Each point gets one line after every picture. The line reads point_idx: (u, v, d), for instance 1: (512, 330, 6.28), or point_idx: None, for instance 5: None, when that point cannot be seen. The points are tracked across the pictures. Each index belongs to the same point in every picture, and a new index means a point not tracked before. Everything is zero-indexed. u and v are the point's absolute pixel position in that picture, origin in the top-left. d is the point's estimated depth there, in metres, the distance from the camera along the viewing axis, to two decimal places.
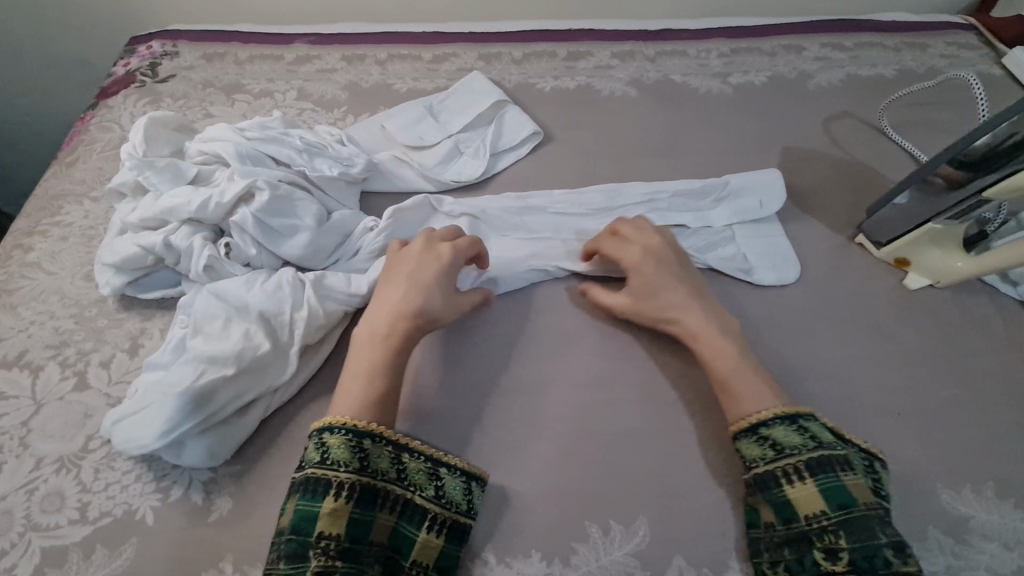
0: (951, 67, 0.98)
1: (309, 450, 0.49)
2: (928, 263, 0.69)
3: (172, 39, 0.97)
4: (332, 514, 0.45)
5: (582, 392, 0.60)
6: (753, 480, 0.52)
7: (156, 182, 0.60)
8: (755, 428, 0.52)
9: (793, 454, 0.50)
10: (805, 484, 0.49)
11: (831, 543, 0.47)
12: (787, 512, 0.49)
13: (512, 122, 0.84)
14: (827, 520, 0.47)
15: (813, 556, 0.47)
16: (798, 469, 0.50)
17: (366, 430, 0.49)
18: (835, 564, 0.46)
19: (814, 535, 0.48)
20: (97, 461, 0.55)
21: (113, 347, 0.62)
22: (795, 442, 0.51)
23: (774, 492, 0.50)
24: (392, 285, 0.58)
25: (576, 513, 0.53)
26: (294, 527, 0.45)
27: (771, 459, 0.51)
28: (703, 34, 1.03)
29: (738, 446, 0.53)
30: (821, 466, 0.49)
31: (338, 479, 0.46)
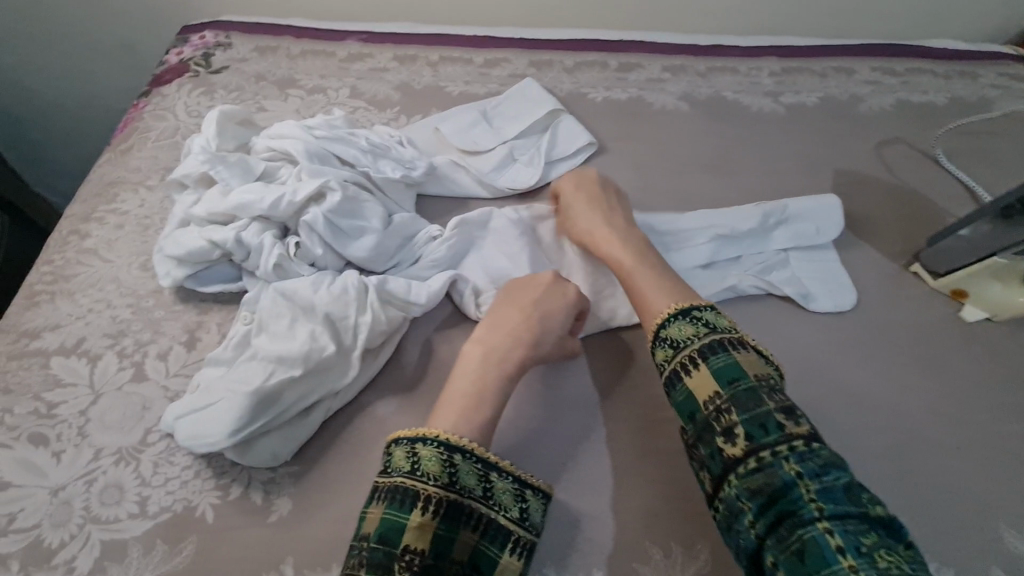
0: (1002, 98, 0.98)
1: (398, 457, 0.47)
2: (989, 297, 0.69)
3: (225, 30, 0.97)
4: (419, 528, 0.43)
5: (641, 411, 0.60)
6: (665, 384, 0.50)
7: (226, 176, 0.60)
8: (658, 331, 0.52)
9: (688, 344, 0.49)
10: (699, 369, 0.47)
11: (726, 422, 0.44)
12: (688, 405, 0.47)
13: (566, 132, 0.84)
14: (720, 400, 0.45)
15: (717, 445, 0.44)
16: (693, 357, 0.48)
17: (458, 445, 0.47)
18: (733, 444, 0.43)
19: (711, 419, 0.45)
20: (156, 455, 0.55)
21: (170, 339, 0.62)
22: (686, 333, 0.50)
23: (678, 388, 0.48)
24: (515, 308, 0.59)
25: (638, 534, 0.53)
26: (379, 536, 0.43)
27: (673, 356, 0.49)
28: (754, 52, 1.02)
29: (652, 353, 0.52)
30: (714, 349, 0.48)
31: (426, 492, 0.44)
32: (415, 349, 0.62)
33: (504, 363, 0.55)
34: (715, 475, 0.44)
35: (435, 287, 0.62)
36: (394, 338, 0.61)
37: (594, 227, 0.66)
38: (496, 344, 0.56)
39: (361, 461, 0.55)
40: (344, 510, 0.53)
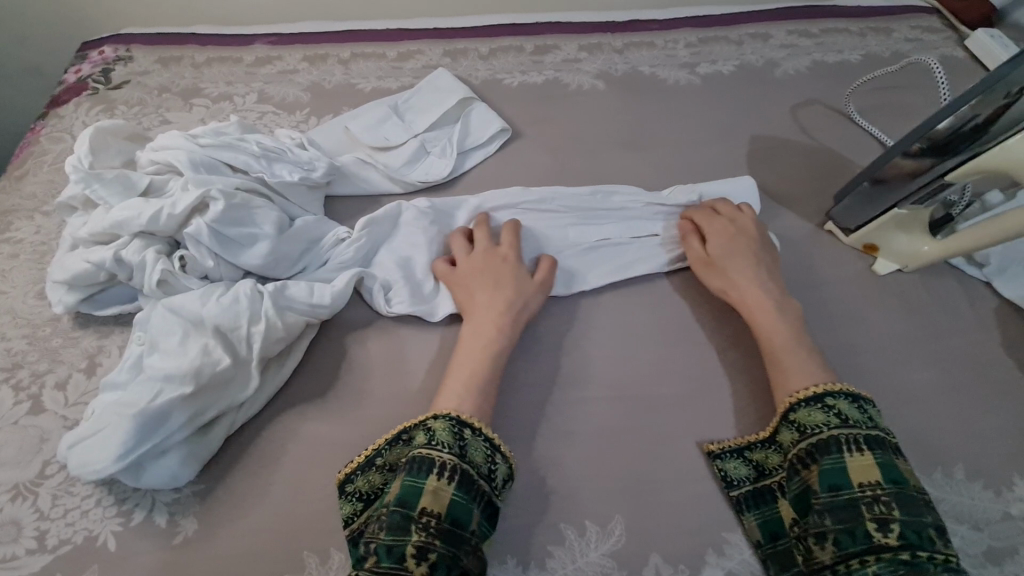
0: (915, 51, 0.98)
1: (415, 435, 0.51)
2: (896, 248, 0.69)
3: (125, 43, 0.94)
4: (435, 492, 0.46)
5: (552, 392, 0.60)
6: (811, 447, 0.51)
7: (104, 194, 0.58)
8: (821, 397, 0.54)
9: (856, 427, 0.51)
10: (865, 455, 0.50)
11: (883, 514, 0.47)
12: (841, 480, 0.49)
13: (478, 120, 0.82)
14: (882, 491, 0.48)
15: (866, 528, 0.46)
16: (859, 440, 0.50)
17: (468, 422, 0.51)
18: (887, 536, 0.46)
19: (864, 503, 0.47)
20: (55, 488, 0.53)
21: (69, 367, 0.60)
22: (857, 416, 0.52)
23: (834, 457, 0.50)
24: (495, 287, 0.62)
25: (552, 516, 0.54)
26: (399, 500, 0.46)
27: (835, 427, 0.51)
28: (671, 24, 1.02)
29: (801, 414, 0.54)
30: (878, 442, 0.50)
31: (441, 460, 0.48)
32: (324, 352, 0.61)
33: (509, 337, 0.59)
34: (847, 551, 0.46)
35: (339, 286, 0.60)
36: (299, 344, 0.60)
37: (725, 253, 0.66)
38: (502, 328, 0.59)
39: (270, 472, 0.54)
40: (252, 523, 0.52)
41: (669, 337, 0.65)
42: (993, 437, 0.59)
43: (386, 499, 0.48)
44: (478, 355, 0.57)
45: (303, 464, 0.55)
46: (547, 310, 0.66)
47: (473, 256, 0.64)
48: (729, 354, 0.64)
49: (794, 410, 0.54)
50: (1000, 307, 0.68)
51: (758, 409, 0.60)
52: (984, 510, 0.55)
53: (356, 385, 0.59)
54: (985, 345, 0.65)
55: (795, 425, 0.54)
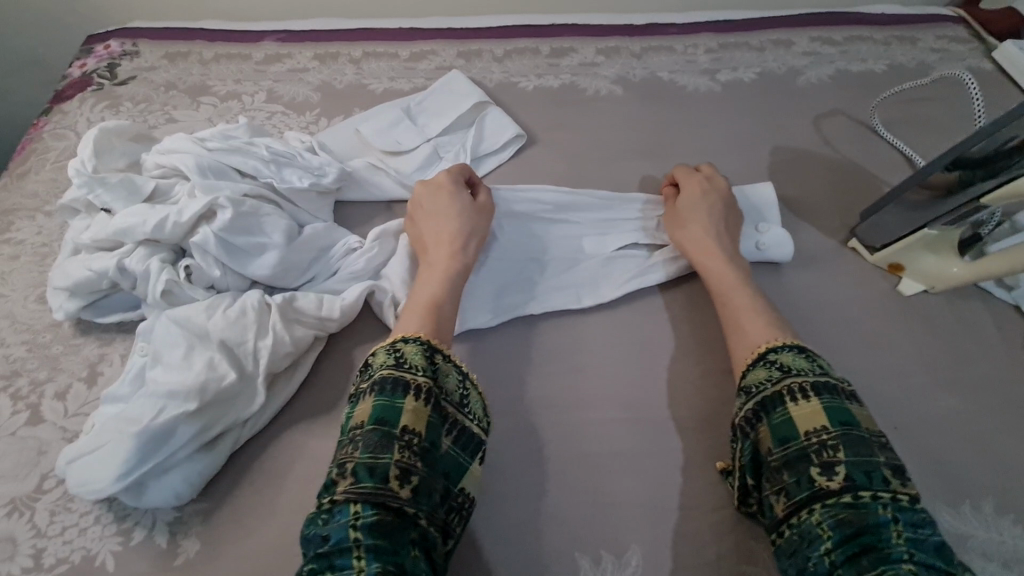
0: (941, 62, 0.96)
1: (379, 357, 0.49)
2: (923, 269, 0.67)
3: (131, 37, 0.92)
4: (415, 413, 0.46)
5: (565, 413, 0.58)
6: (758, 404, 0.49)
7: (108, 199, 0.56)
8: (764, 354, 0.52)
9: (800, 374, 0.49)
10: (809, 401, 0.47)
11: (828, 458, 0.44)
12: (787, 431, 0.47)
13: (493, 125, 0.80)
14: (827, 435, 0.45)
15: (810, 474, 0.44)
16: (804, 388, 0.48)
17: (439, 348, 0.51)
18: (831, 479, 0.43)
19: (811, 450, 0.45)
20: (53, 503, 0.51)
21: (69, 376, 0.58)
22: (802, 365, 0.50)
23: (779, 410, 0.48)
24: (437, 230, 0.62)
25: (567, 544, 0.52)
26: (376, 419, 0.45)
27: (777, 380, 0.50)
28: (691, 28, 0.99)
29: (748, 374, 0.52)
30: (827, 388, 0.48)
31: (415, 382, 0.47)
32: (333, 366, 0.59)
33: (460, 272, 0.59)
34: (795, 500, 0.44)
35: (350, 299, 0.58)
36: (307, 358, 0.58)
37: (701, 245, 0.64)
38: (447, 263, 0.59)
39: (275, 491, 0.52)
40: (255, 545, 0.50)
41: (688, 357, 0.62)
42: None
43: (360, 418, 0.46)
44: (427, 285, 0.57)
45: (310, 484, 0.53)
46: (564, 326, 0.64)
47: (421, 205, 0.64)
48: None
49: (743, 373, 0.53)
50: None
51: None
52: (1014, 546, 0.53)
53: None
54: (1014, 371, 0.63)
55: (742, 388, 0.52)
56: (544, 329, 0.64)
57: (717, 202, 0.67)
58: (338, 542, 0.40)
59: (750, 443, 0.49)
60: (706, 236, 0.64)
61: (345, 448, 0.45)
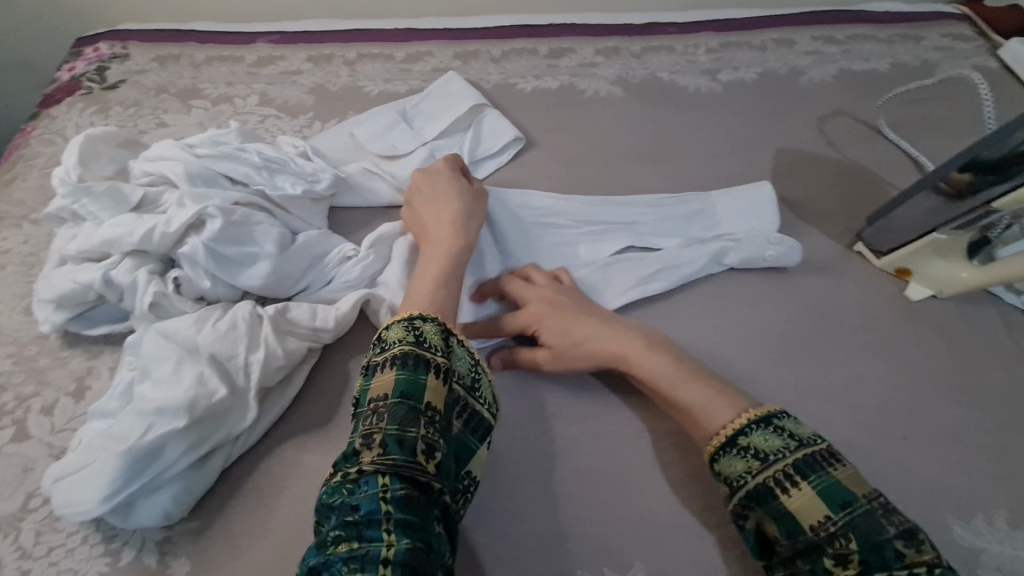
0: (946, 61, 0.94)
1: (396, 332, 0.48)
2: (931, 274, 0.66)
3: (121, 40, 0.90)
4: (437, 390, 0.45)
5: (566, 426, 0.57)
6: (748, 499, 0.45)
7: (94, 209, 0.54)
8: (733, 440, 0.47)
9: (779, 459, 0.45)
10: (800, 488, 0.43)
11: (841, 549, 0.40)
12: (789, 525, 0.42)
13: (490, 128, 0.79)
14: (834, 525, 0.41)
15: (825, 566, 0.40)
16: (789, 473, 0.44)
17: (457, 333, 0.50)
18: (849, 571, 0.39)
19: (820, 544, 0.41)
20: (39, 523, 0.50)
21: (57, 390, 0.56)
22: (776, 446, 0.45)
23: (771, 503, 0.43)
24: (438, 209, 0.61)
25: (569, 562, 0.50)
26: (402, 394, 0.44)
27: (758, 471, 0.45)
28: (691, 28, 0.98)
29: (720, 467, 0.47)
30: (811, 465, 0.44)
31: (435, 361, 0.46)
32: (327, 378, 0.58)
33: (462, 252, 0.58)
34: None
35: (344, 309, 0.56)
36: (300, 371, 0.56)
37: (621, 343, 0.55)
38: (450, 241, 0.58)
39: (268, 509, 0.51)
40: (248, 566, 0.48)
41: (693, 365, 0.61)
42: None
43: (380, 391, 0.44)
44: (423, 266, 0.56)
45: (304, 501, 0.51)
46: None
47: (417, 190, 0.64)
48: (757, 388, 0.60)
49: (716, 462, 0.47)
50: None
51: None
52: None
53: None
54: None
55: (724, 480, 0.47)
56: None
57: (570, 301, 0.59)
58: (368, 513, 0.39)
59: (756, 535, 0.45)
60: (602, 329, 0.56)
61: (366, 419, 0.43)
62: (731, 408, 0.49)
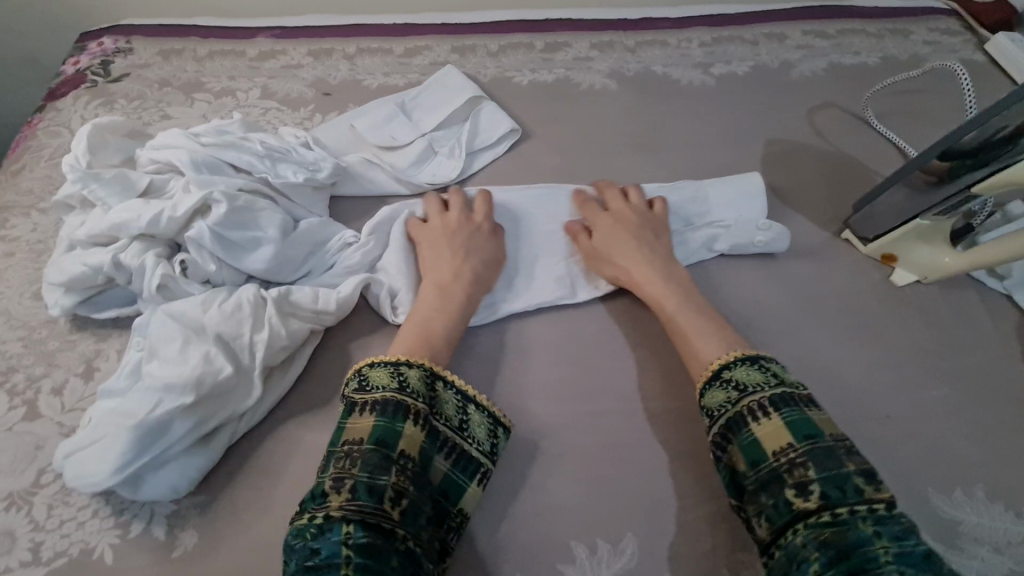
0: (934, 54, 0.96)
1: (379, 375, 0.50)
2: (916, 259, 0.68)
3: (125, 34, 0.92)
4: (412, 436, 0.47)
5: (561, 405, 0.58)
6: (724, 427, 0.50)
7: (103, 195, 0.56)
8: (718, 373, 0.53)
9: (757, 391, 0.50)
10: (771, 419, 0.48)
11: (800, 477, 0.45)
12: (755, 453, 0.47)
13: (487, 120, 0.80)
14: (795, 452, 0.46)
15: (787, 496, 0.44)
16: (764, 405, 0.49)
17: (440, 374, 0.52)
18: (807, 500, 0.44)
19: (782, 471, 0.45)
20: (50, 497, 0.51)
21: (66, 372, 0.58)
22: (756, 379, 0.51)
23: (744, 432, 0.48)
24: (445, 247, 0.63)
25: (563, 533, 0.52)
26: (376, 440, 0.46)
27: (735, 402, 0.50)
28: (685, 22, 0.99)
29: (704, 397, 0.53)
30: (785, 401, 0.49)
31: (415, 407, 0.48)
32: (329, 359, 0.60)
33: (454, 292, 0.60)
34: (777, 524, 0.44)
35: (345, 292, 0.58)
36: (303, 352, 0.58)
37: (642, 271, 0.63)
38: (447, 277, 0.61)
39: (273, 483, 0.53)
40: (253, 537, 0.50)
41: None
42: (1015, 456, 0.58)
43: (356, 435, 0.46)
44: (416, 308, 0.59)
45: (306, 475, 0.53)
46: (560, 319, 0.65)
47: (432, 219, 0.66)
48: None
49: (701, 394, 0.53)
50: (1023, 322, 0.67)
51: None
52: (1005, 531, 0.54)
53: None
54: (1005, 360, 0.64)
55: (705, 411, 0.52)
56: (540, 322, 0.64)
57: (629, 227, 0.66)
58: (329, 557, 0.40)
59: (724, 466, 0.50)
60: (634, 255, 0.64)
61: (339, 462, 0.45)
62: (719, 349, 0.55)
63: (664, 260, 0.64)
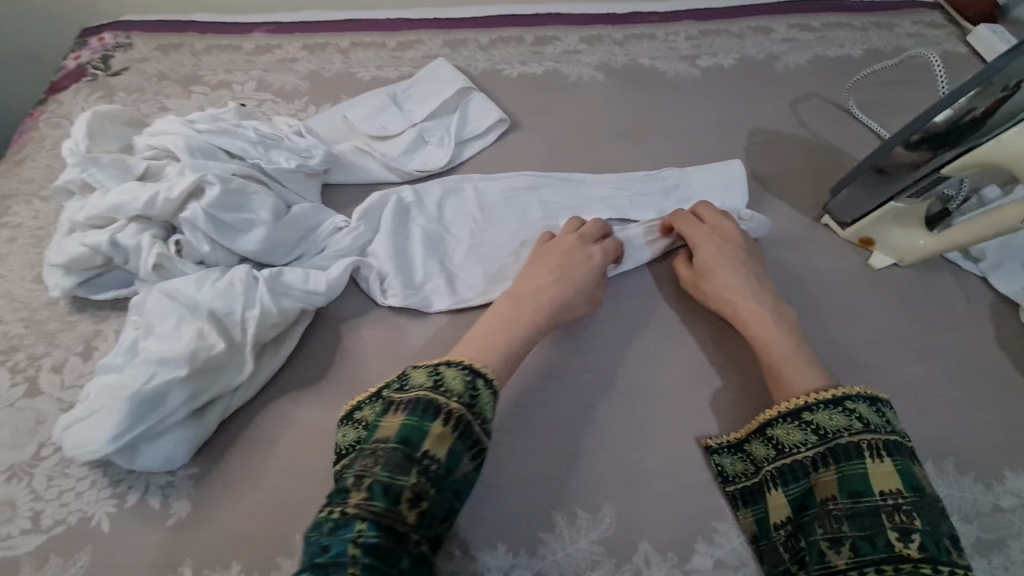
0: (917, 46, 0.98)
1: (417, 375, 0.50)
2: (892, 242, 0.69)
3: (125, 30, 0.94)
4: (439, 436, 0.46)
5: (545, 381, 0.60)
6: (829, 449, 0.49)
7: (101, 178, 0.58)
8: (840, 399, 0.51)
9: (878, 431, 0.48)
10: (885, 462, 0.47)
11: (904, 523, 0.44)
12: (861, 486, 0.46)
13: (476, 110, 0.82)
14: (903, 499, 0.45)
15: (887, 537, 0.43)
16: (880, 446, 0.48)
17: (483, 374, 0.51)
18: (908, 547, 0.43)
19: (884, 510, 0.44)
20: (50, 469, 0.53)
21: (65, 351, 0.60)
22: (877, 421, 0.49)
23: (854, 462, 0.47)
24: (552, 266, 0.61)
25: (544, 503, 0.54)
26: (401, 439, 0.45)
27: (856, 431, 0.49)
28: (672, 17, 1.01)
29: (814, 416, 0.51)
30: (899, 449, 0.48)
31: (448, 407, 0.47)
32: (320, 338, 0.61)
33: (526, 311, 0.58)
34: (862, 559, 0.43)
35: (335, 273, 0.60)
36: (294, 331, 0.60)
37: (746, 307, 0.60)
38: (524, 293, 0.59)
39: (264, 456, 0.54)
40: (244, 507, 0.52)
41: (666, 326, 0.64)
42: (985, 431, 0.60)
43: (386, 432, 0.46)
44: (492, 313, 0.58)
45: (296, 448, 0.55)
46: None
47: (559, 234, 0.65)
48: (728, 346, 0.63)
49: (811, 409, 0.51)
50: (997, 303, 0.68)
51: (753, 403, 0.59)
52: (973, 502, 0.56)
53: (350, 372, 0.59)
54: (979, 339, 0.65)
55: (811, 427, 0.51)
56: None
57: (738, 253, 0.64)
58: (336, 556, 0.39)
59: (809, 483, 0.49)
60: (739, 286, 0.61)
61: (363, 457, 0.45)
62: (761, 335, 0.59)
63: (768, 293, 0.61)
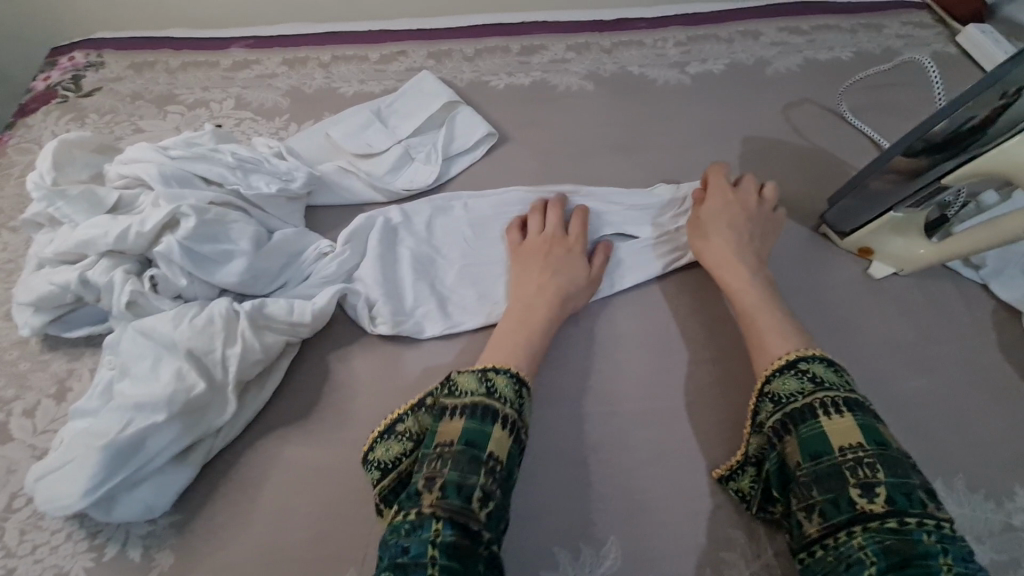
0: (906, 48, 0.97)
1: (467, 381, 0.49)
2: (892, 252, 0.68)
3: (96, 48, 0.91)
4: (501, 440, 0.46)
5: (542, 409, 0.58)
6: (787, 416, 0.49)
7: (70, 212, 0.56)
8: (792, 363, 0.51)
9: (833, 389, 0.49)
10: (843, 418, 0.47)
11: (866, 477, 0.44)
12: (820, 446, 0.46)
13: (463, 124, 0.80)
14: (864, 452, 0.45)
15: (850, 495, 0.43)
16: (837, 403, 0.48)
17: (527, 381, 0.51)
18: (872, 500, 0.43)
19: (847, 467, 0.44)
20: (22, 522, 0.50)
21: (38, 393, 0.57)
22: (832, 379, 0.50)
23: (809, 422, 0.47)
24: (535, 272, 0.62)
25: (545, 539, 0.52)
26: (467, 441, 0.45)
27: (809, 392, 0.49)
28: (660, 22, 1.00)
29: (772, 384, 0.51)
30: (858, 405, 0.48)
31: (504, 412, 0.48)
32: (306, 371, 0.59)
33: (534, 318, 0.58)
34: (833, 522, 0.43)
35: (321, 303, 0.58)
36: (279, 365, 0.57)
37: (734, 280, 0.62)
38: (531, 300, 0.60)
39: (250, 500, 0.52)
40: (231, 556, 0.49)
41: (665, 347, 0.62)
42: (993, 445, 0.58)
43: (447, 436, 0.46)
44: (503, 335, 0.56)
45: (284, 490, 0.52)
46: None
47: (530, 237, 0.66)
48: (729, 364, 0.61)
49: (769, 380, 0.52)
50: (999, 311, 0.67)
51: None
52: (984, 521, 0.54)
53: (338, 406, 0.57)
54: (982, 349, 0.64)
55: (770, 396, 0.51)
56: None
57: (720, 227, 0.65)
58: (416, 556, 0.40)
59: (780, 456, 0.49)
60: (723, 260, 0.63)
61: (430, 462, 0.45)
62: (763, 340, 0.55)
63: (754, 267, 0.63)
